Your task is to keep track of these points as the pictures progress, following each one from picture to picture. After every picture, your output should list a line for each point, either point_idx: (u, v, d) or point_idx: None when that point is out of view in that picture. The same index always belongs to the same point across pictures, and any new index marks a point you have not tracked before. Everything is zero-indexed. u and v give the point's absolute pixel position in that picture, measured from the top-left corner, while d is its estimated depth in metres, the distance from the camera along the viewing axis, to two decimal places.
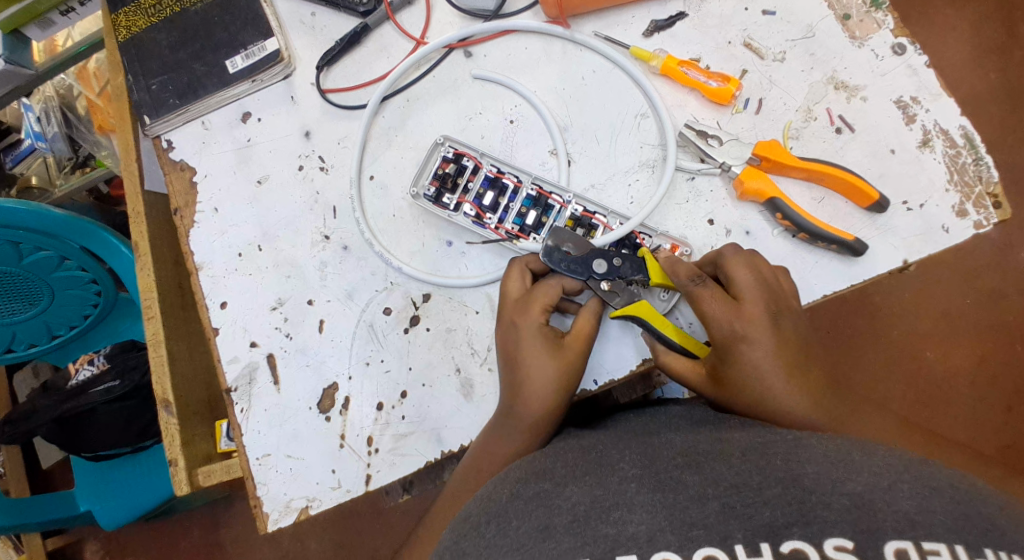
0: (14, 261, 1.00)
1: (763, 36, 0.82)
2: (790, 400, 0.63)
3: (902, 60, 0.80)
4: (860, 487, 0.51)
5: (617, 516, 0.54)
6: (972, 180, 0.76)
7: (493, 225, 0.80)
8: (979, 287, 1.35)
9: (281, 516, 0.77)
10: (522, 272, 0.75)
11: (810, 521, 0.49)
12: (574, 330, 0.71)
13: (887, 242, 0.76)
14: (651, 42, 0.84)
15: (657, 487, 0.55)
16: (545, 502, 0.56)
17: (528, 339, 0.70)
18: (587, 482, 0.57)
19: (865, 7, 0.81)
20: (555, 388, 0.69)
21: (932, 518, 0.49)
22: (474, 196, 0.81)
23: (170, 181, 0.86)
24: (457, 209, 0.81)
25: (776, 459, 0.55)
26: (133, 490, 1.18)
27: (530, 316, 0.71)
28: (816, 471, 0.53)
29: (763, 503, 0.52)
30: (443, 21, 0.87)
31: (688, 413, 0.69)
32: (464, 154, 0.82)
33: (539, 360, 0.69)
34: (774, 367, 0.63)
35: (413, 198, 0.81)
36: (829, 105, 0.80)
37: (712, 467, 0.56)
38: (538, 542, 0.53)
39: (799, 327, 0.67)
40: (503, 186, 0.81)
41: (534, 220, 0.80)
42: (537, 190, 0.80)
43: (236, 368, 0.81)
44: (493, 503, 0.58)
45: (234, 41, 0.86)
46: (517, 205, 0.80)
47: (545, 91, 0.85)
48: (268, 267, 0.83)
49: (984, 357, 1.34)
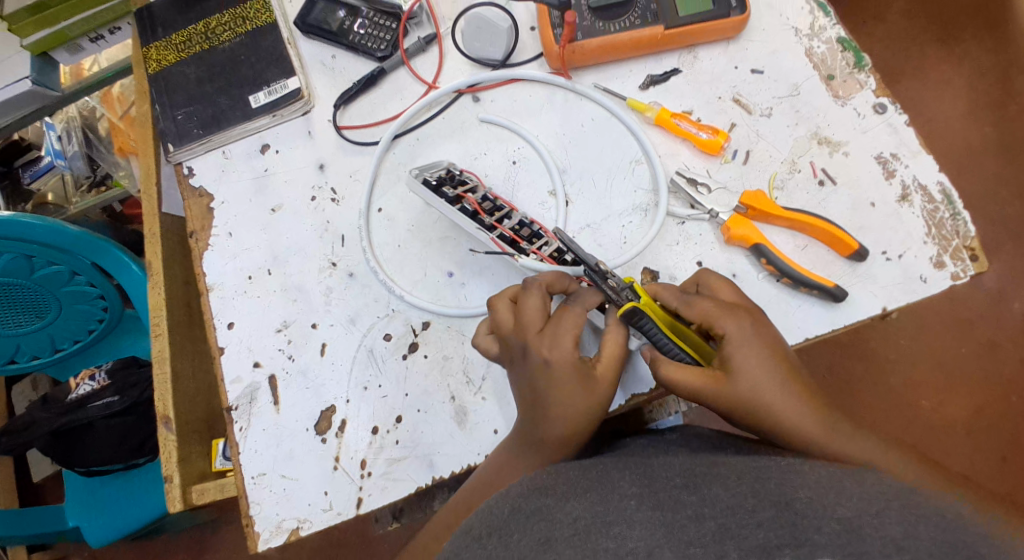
0: (25, 274, 1.04)
1: (752, 93, 0.88)
2: (781, 409, 0.66)
3: (883, 119, 0.85)
4: (849, 512, 0.54)
5: (616, 531, 0.56)
6: (950, 234, 0.81)
7: (490, 222, 0.82)
8: (976, 336, 1.39)
9: (272, 536, 0.79)
10: (541, 294, 0.73)
11: (801, 543, 0.51)
12: (604, 353, 0.71)
13: (867, 289, 0.80)
14: (647, 94, 0.89)
15: (656, 506, 0.59)
16: (545, 517, 0.59)
17: (563, 372, 0.69)
18: (588, 499, 0.61)
19: (848, 69, 0.87)
20: (594, 409, 0.69)
21: (918, 544, 0.50)
22: (476, 198, 0.84)
23: (188, 206, 0.90)
24: (459, 202, 0.82)
25: (770, 483, 0.58)
26: (125, 506, 1.19)
27: (562, 348, 0.70)
28: (807, 497, 0.56)
29: (756, 525, 0.54)
30: (455, 68, 0.93)
31: (680, 442, 0.72)
32: (468, 173, 0.88)
33: (578, 387, 0.69)
34: (766, 378, 0.66)
35: (411, 178, 0.83)
36: (813, 158, 0.85)
37: (710, 489, 0.59)
38: (539, 553, 0.55)
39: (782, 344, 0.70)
40: (499, 208, 0.84)
41: (527, 235, 0.83)
42: (530, 219, 0.85)
43: (238, 387, 0.84)
44: (494, 518, 0.61)
45: (257, 78, 0.91)
46: (512, 220, 0.83)
47: (547, 135, 0.90)
48: (276, 290, 0.87)
49: (980, 407, 1.37)
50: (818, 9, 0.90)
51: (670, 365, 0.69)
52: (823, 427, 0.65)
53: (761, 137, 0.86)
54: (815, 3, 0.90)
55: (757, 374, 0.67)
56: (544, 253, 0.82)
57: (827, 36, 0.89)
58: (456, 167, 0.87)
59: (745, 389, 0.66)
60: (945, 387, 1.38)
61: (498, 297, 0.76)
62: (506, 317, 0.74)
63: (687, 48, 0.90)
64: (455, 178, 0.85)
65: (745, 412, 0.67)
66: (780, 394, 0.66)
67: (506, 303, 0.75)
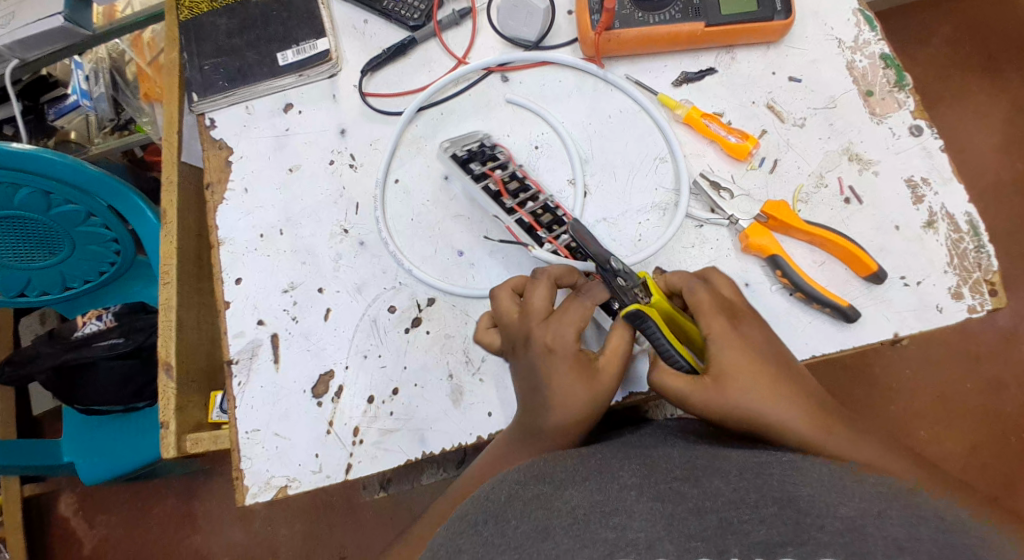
0: (41, 210, 1.04)
1: (786, 101, 0.86)
2: (763, 411, 0.65)
3: (919, 141, 0.83)
4: (852, 512, 0.53)
5: (616, 522, 0.56)
6: (971, 266, 0.79)
7: (512, 205, 0.81)
8: (981, 373, 1.37)
9: (260, 491, 0.80)
10: (548, 288, 0.73)
11: (804, 541, 0.50)
12: (609, 346, 0.71)
13: (881, 313, 0.78)
14: (680, 91, 0.87)
15: (657, 497, 0.58)
16: (544, 504, 0.60)
17: (560, 361, 0.69)
18: (587, 487, 0.61)
19: (889, 87, 0.85)
20: (589, 405, 0.69)
21: (920, 545, 0.50)
22: (503, 174, 0.83)
23: (207, 157, 0.90)
24: (484, 179, 0.83)
25: (773, 480, 0.57)
26: (119, 448, 1.21)
27: (564, 333, 0.70)
28: (810, 495, 0.55)
29: (760, 521, 0.53)
30: (486, 45, 0.91)
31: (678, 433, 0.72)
32: (499, 147, 0.86)
33: (576, 374, 0.69)
34: (744, 381, 0.66)
35: (441, 150, 0.84)
36: (841, 174, 0.83)
37: (710, 482, 0.59)
38: (536, 542, 0.56)
39: (759, 339, 0.70)
40: (526, 188, 0.84)
41: (548, 222, 0.82)
42: (555, 204, 0.84)
43: (240, 342, 0.84)
44: (491, 504, 0.61)
45: (288, 36, 0.90)
46: (537, 203, 0.82)
47: (573, 123, 0.88)
48: (286, 251, 0.87)
49: (979, 439, 1.35)
50: (864, 23, 0.88)
51: (662, 365, 0.69)
52: (808, 426, 0.64)
53: (790, 143, 0.84)
54: (862, 16, 0.88)
55: (754, 367, 0.67)
56: (559, 244, 0.81)
57: (870, 51, 0.87)
58: (489, 140, 0.86)
59: (727, 391, 0.66)
60: (943, 419, 1.36)
61: (504, 287, 0.77)
62: (508, 307, 0.75)
63: (725, 48, 0.88)
64: (485, 151, 0.85)
65: (745, 410, 0.65)
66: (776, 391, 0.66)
67: (513, 292, 0.76)
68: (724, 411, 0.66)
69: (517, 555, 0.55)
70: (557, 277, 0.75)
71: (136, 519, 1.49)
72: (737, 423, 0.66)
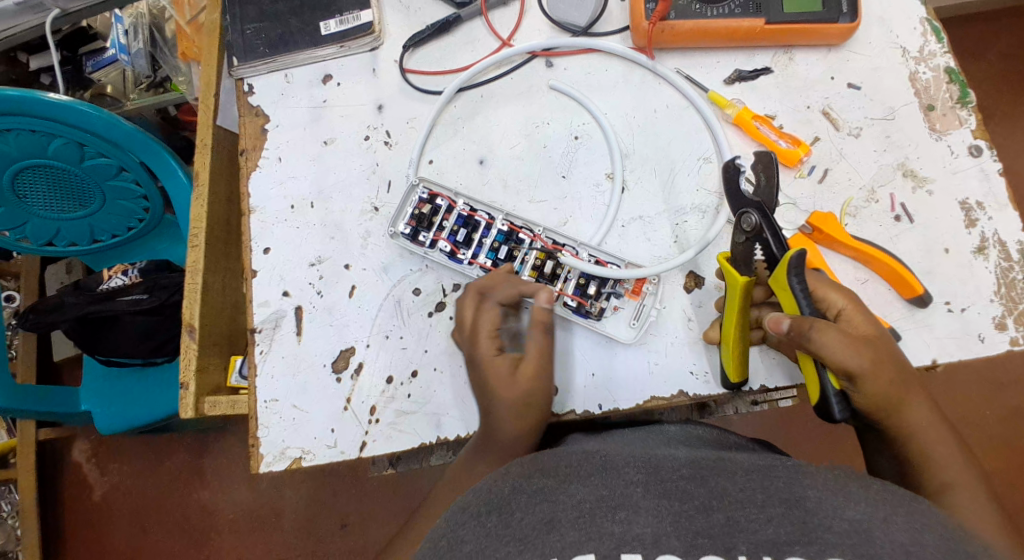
0: (74, 161, 1.04)
1: (844, 108, 0.82)
2: (861, 371, 0.62)
3: (977, 162, 0.79)
4: (858, 514, 0.53)
5: (622, 516, 0.55)
6: (1018, 297, 0.76)
7: (467, 259, 0.81)
8: (1005, 400, 1.26)
9: (274, 461, 0.80)
10: (474, 299, 0.76)
11: (812, 541, 0.51)
12: (526, 360, 0.72)
13: (922, 337, 0.75)
14: (731, 89, 0.84)
15: (664, 495, 0.57)
16: (549, 497, 0.58)
17: (487, 372, 0.71)
18: (592, 481, 0.59)
19: (951, 102, 0.81)
20: (525, 409, 0.70)
21: (925, 550, 0.50)
22: (449, 231, 0.82)
23: (243, 123, 0.89)
24: (434, 246, 0.82)
25: (780, 481, 0.56)
26: (137, 402, 1.22)
27: (478, 347, 0.73)
28: (818, 495, 0.54)
29: (766, 520, 0.53)
30: (533, 26, 0.88)
31: (685, 438, 0.71)
32: (438, 195, 0.83)
33: (503, 384, 0.70)
34: (857, 347, 0.62)
35: (391, 236, 0.82)
36: (894, 190, 0.79)
37: (718, 481, 0.57)
38: (542, 535, 0.55)
39: (878, 329, 0.65)
40: (474, 235, 0.82)
41: (507, 253, 0.81)
42: (508, 226, 0.82)
43: (265, 311, 0.83)
44: (493, 495, 0.59)
45: (332, 5, 0.88)
46: (487, 244, 0.82)
47: (616, 114, 0.85)
48: (315, 223, 0.85)
49: (999, 471, 1.24)
50: (932, 33, 0.83)
51: (822, 324, 0.63)
52: (886, 402, 0.63)
53: (747, 205, 0.74)
54: (929, 26, 0.83)
55: (895, 353, 0.64)
56: (575, 255, 0.80)
57: (934, 63, 0.82)
58: (427, 190, 0.83)
59: (837, 342, 0.62)
60: None
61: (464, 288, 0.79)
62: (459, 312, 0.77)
63: (784, 48, 0.84)
64: (425, 216, 0.82)
65: (861, 370, 0.62)
66: (904, 383, 0.63)
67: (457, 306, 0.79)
68: (874, 380, 0.62)
69: (522, 548, 0.54)
70: (485, 288, 0.76)
71: (149, 470, 1.51)
72: (878, 394, 0.62)
